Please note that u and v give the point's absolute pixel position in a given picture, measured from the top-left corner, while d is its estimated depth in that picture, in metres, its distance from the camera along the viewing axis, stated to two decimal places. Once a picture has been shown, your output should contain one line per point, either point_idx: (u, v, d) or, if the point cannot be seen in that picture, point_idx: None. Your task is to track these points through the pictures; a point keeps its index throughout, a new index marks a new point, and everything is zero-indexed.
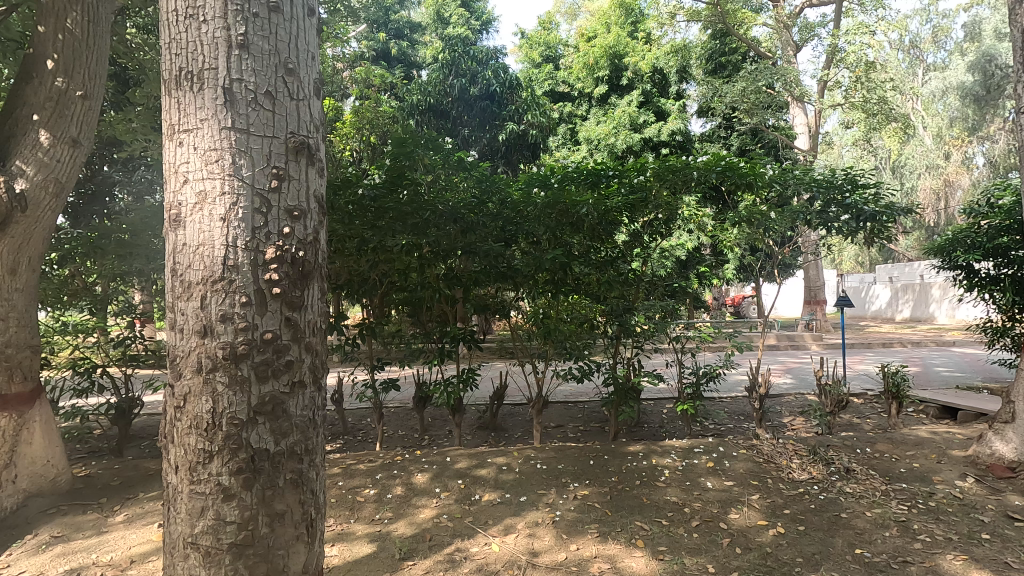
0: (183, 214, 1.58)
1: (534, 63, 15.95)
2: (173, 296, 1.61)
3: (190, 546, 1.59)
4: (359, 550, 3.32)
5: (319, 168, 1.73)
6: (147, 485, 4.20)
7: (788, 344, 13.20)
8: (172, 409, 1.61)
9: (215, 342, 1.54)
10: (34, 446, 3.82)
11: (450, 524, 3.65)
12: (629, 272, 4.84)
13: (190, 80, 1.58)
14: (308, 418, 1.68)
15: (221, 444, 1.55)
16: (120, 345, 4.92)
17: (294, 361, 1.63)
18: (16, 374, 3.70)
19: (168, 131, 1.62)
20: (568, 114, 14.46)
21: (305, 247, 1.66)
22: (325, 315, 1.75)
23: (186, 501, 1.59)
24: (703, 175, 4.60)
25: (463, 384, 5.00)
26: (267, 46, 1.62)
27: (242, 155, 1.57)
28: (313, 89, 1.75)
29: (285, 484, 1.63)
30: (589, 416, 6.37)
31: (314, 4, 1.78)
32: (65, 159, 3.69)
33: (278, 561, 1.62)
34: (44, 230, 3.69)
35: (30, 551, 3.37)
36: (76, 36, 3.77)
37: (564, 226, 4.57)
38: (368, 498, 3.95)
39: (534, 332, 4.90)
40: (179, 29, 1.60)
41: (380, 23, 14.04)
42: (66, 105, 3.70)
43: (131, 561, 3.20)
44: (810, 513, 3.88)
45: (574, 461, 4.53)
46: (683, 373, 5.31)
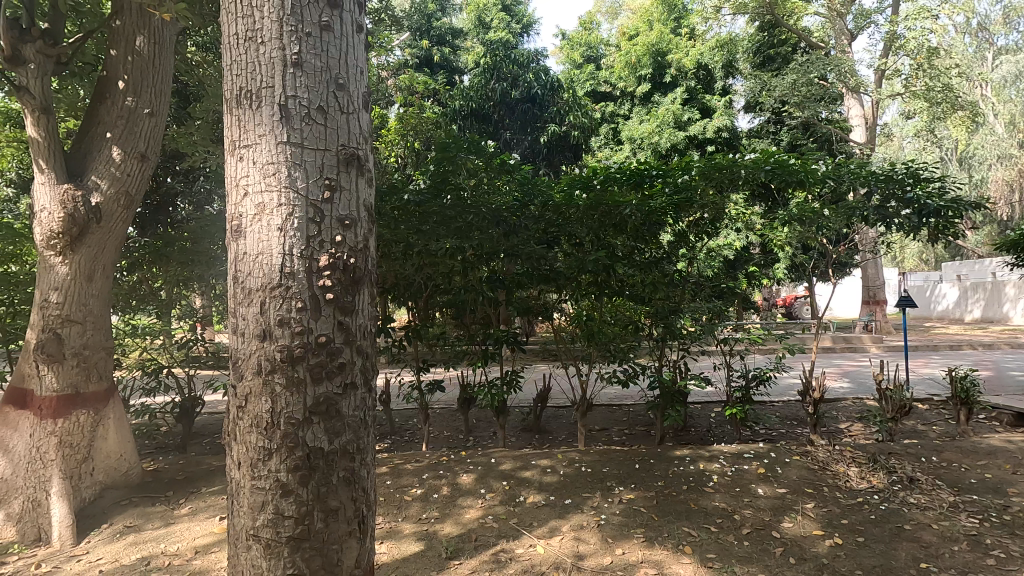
0: (243, 225, 1.67)
1: (575, 64, 15.99)
2: (235, 302, 1.70)
3: (252, 538, 1.67)
4: (407, 548, 3.40)
5: (368, 179, 1.80)
6: (209, 480, 4.42)
7: (845, 345, 12.64)
8: (235, 408, 1.69)
9: (274, 345, 1.63)
10: (109, 442, 4.08)
11: (496, 525, 3.69)
12: (675, 273, 4.76)
13: (249, 100, 1.68)
14: (359, 418, 1.75)
15: (280, 442, 1.63)
16: (183, 347, 5.25)
17: (346, 362, 1.70)
18: (93, 374, 3.96)
19: (230, 147, 1.72)
20: (610, 114, 14.38)
21: (356, 254, 1.72)
22: (376, 319, 1.82)
23: (248, 496, 1.67)
24: (751, 173, 4.52)
25: (507, 386, 5.06)
26: (320, 63, 1.70)
27: (297, 167, 1.65)
28: (363, 103, 1.81)
29: (339, 482, 1.70)
30: (634, 420, 6.28)
31: (363, 19, 1.84)
32: (134, 173, 3.97)
33: (332, 555, 1.69)
34: (117, 239, 3.98)
35: (107, 538, 3.63)
36: (143, 58, 4.02)
37: (607, 226, 4.53)
38: (415, 498, 4.03)
39: (577, 334, 4.90)
40: (240, 51, 1.69)
41: (422, 30, 13.97)
42: (135, 122, 3.97)
43: (195, 552, 3.39)
44: (869, 524, 3.72)
45: (619, 464, 4.50)
46: (732, 376, 5.21)
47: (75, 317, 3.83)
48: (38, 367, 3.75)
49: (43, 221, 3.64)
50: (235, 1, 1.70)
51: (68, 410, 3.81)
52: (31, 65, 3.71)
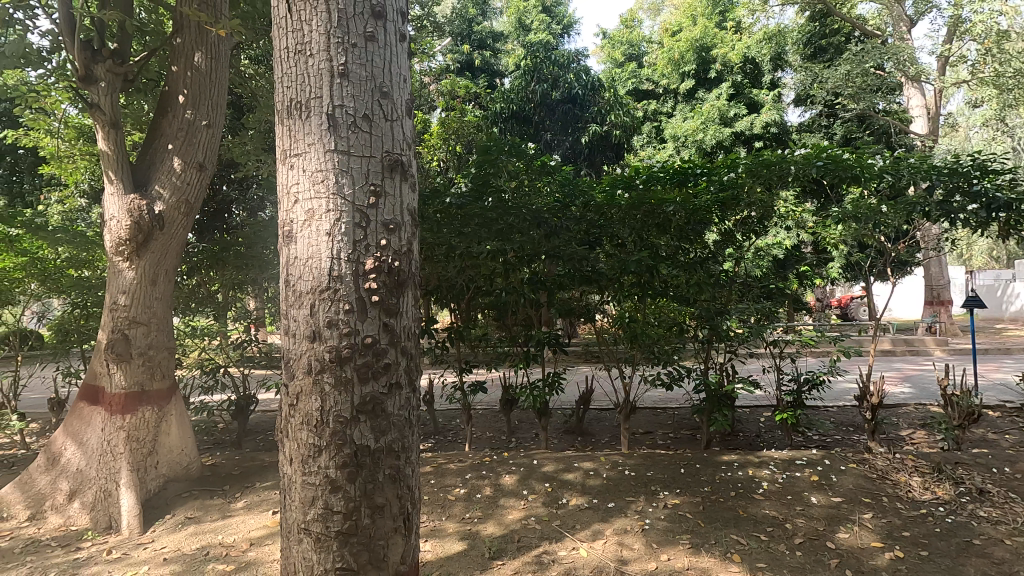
0: (294, 230, 1.74)
1: (617, 62, 15.86)
2: (286, 304, 1.76)
3: (303, 531, 1.73)
4: (451, 547, 3.45)
5: (411, 184, 1.84)
6: (263, 475, 4.57)
7: (906, 347, 12.00)
8: (287, 406, 1.76)
9: (323, 345, 1.68)
10: (172, 437, 4.30)
11: (538, 526, 3.69)
12: (721, 274, 4.66)
13: (299, 110, 1.74)
14: (404, 418, 1.79)
15: (329, 439, 1.69)
16: (239, 347, 5.47)
17: (391, 363, 1.74)
18: (157, 372, 4.19)
19: (281, 156, 1.79)
20: (653, 112, 14.21)
21: (400, 258, 1.77)
22: (419, 321, 1.86)
23: (299, 491, 1.74)
24: (802, 169, 4.37)
25: (549, 388, 5.05)
26: (365, 73, 1.75)
27: (344, 174, 1.71)
28: (406, 109, 1.86)
29: (385, 479, 1.74)
30: (679, 424, 6.16)
31: (406, 28, 1.89)
32: (194, 182, 4.18)
33: (378, 551, 1.74)
34: (178, 245, 4.20)
35: (170, 528, 3.85)
36: (201, 72, 4.23)
37: (650, 226, 4.50)
38: (458, 498, 4.08)
39: (620, 336, 4.85)
40: (290, 63, 1.76)
41: (463, 35, 14.07)
42: (194, 134, 4.18)
43: (250, 544, 3.54)
44: (934, 537, 3.52)
45: (664, 468, 4.42)
46: (783, 380, 5.03)
47: (141, 319, 4.07)
48: (108, 366, 4.01)
49: (113, 228, 3.91)
50: (285, 17, 1.77)
51: (134, 407, 4.06)
52: (102, 83, 3.98)
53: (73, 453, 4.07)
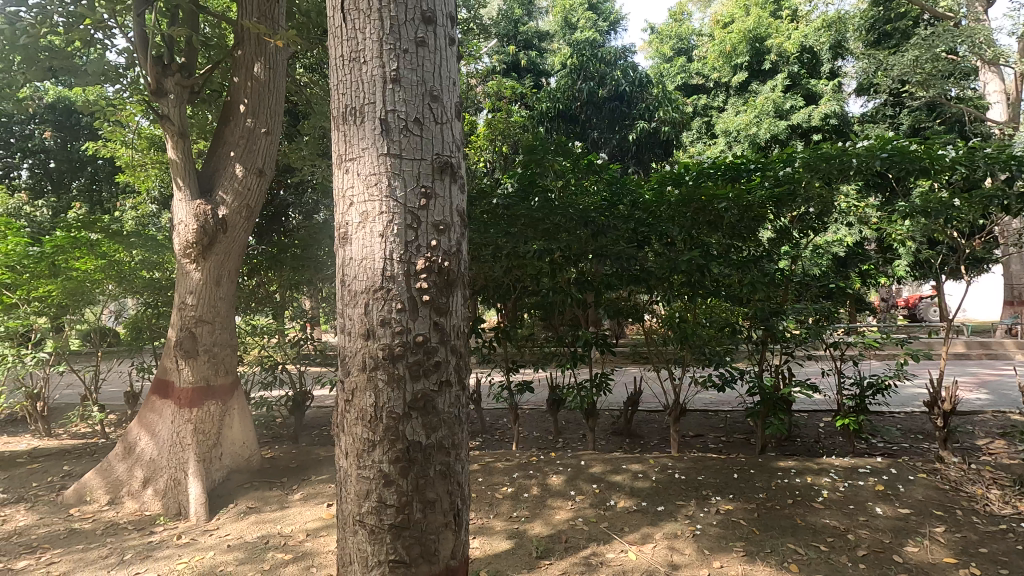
0: (349, 232, 1.79)
1: (666, 57, 15.57)
2: (342, 304, 1.82)
3: (358, 523, 1.78)
4: (499, 545, 3.48)
5: (461, 185, 1.87)
6: (318, 469, 4.74)
7: (983, 351, 11.20)
8: (342, 402, 1.81)
9: (377, 343, 1.73)
10: (235, 430, 4.53)
11: (586, 527, 3.67)
12: (777, 273, 4.48)
13: (353, 116, 1.79)
14: (454, 415, 1.82)
15: (383, 435, 1.73)
16: (295, 345, 5.70)
17: (441, 361, 1.78)
18: (220, 368, 4.42)
19: (337, 161, 1.85)
20: (703, 107, 13.92)
21: (450, 258, 1.80)
22: (469, 320, 1.89)
23: (355, 484, 1.78)
24: (865, 161, 4.14)
25: (597, 388, 5.01)
26: (416, 77, 1.79)
27: (396, 177, 1.75)
28: (455, 112, 1.89)
29: (436, 475, 1.78)
30: (732, 427, 5.99)
31: (455, 32, 1.92)
32: (254, 187, 4.39)
33: (430, 545, 1.78)
34: (239, 248, 4.41)
35: (233, 517, 4.05)
36: (260, 82, 4.43)
37: (701, 224, 4.39)
38: (506, 496, 4.11)
39: (670, 337, 4.76)
40: (345, 71, 1.82)
41: (509, 36, 14.13)
42: (254, 141, 4.39)
43: (306, 535, 3.69)
44: (1015, 555, 3.28)
45: (716, 472, 4.30)
46: (844, 384, 4.81)
47: (206, 318, 4.31)
48: (177, 362, 4.26)
49: (181, 232, 4.15)
50: (340, 26, 1.83)
51: (201, 401, 4.30)
52: (171, 96, 4.24)
53: (146, 442, 4.35)
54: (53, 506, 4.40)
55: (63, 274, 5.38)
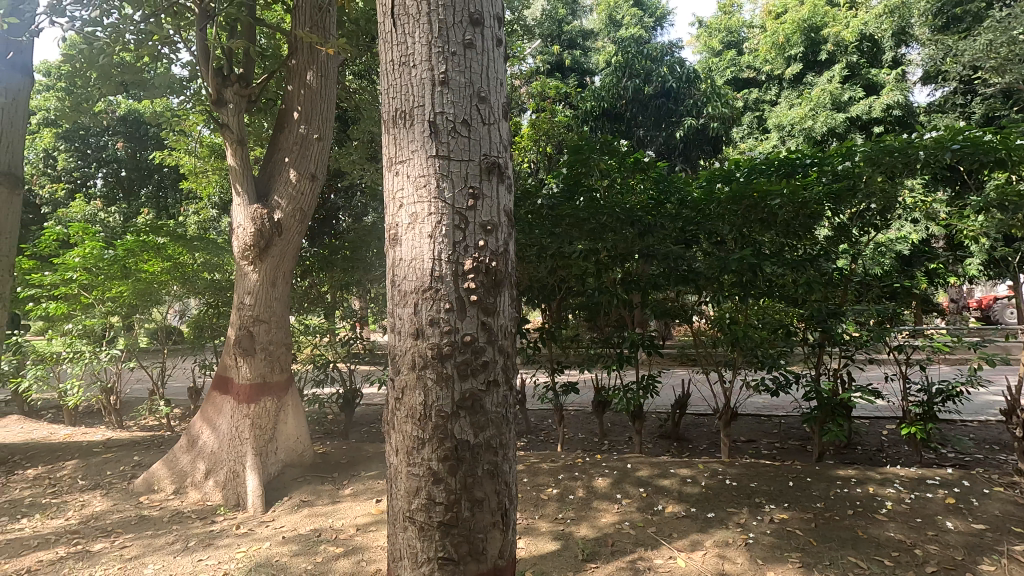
0: (399, 233, 1.81)
1: (714, 51, 15.19)
2: (392, 303, 1.84)
3: (408, 520, 1.80)
4: (544, 546, 3.47)
5: (508, 185, 1.88)
6: (368, 465, 4.86)
7: None
8: (393, 400, 1.83)
9: (426, 343, 1.75)
10: (289, 425, 4.70)
11: (633, 531, 3.61)
12: (835, 273, 4.32)
13: (403, 119, 1.82)
14: (501, 415, 1.83)
15: (431, 433, 1.75)
16: (346, 344, 5.86)
17: (489, 361, 1.79)
18: (276, 366, 4.60)
19: (387, 164, 1.88)
20: (754, 101, 13.46)
21: (498, 258, 1.80)
22: (516, 320, 1.89)
23: (404, 481, 1.81)
24: (933, 154, 3.88)
25: (644, 390, 4.92)
26: (464, 79, 1.80)
27: (444, 178, 1.77)
28: (502, 113, 1.90)
29: (484, 474, 1.79)
30: (787, 433, 5.77)
31: (502, 33, 1.93)
32: (307, 191, 4.54)
33: (478, 544, 1.79)
34: (293, 250, 4.58)
35: (288, 509, 4.21)
36: (313, 90, 4.58)
37: (753, 222, 4.25)
38: (551, 497, 4.09)
39: (720, 338, 4.63)
40: (394, 75, 1.85)
41: (553, 35, 14.15)
42: (307, 147, 4.54)
43: (357, 529, 3.79)
44: None
45: (770, 479, 4.15)
46: (909, 390, 4.57)
47: (263, 317, 4.49)
48: (236, 359, 4.47)
49: (240, 235, 4.35)
50: (389, 31, 1.87)
51: (258, 397, 4.49)
52: (230, 105, 4.44)
53: (208, 436, 4.58)
54: (125, 493, 4.69)
55: (134, 275, 5.73)
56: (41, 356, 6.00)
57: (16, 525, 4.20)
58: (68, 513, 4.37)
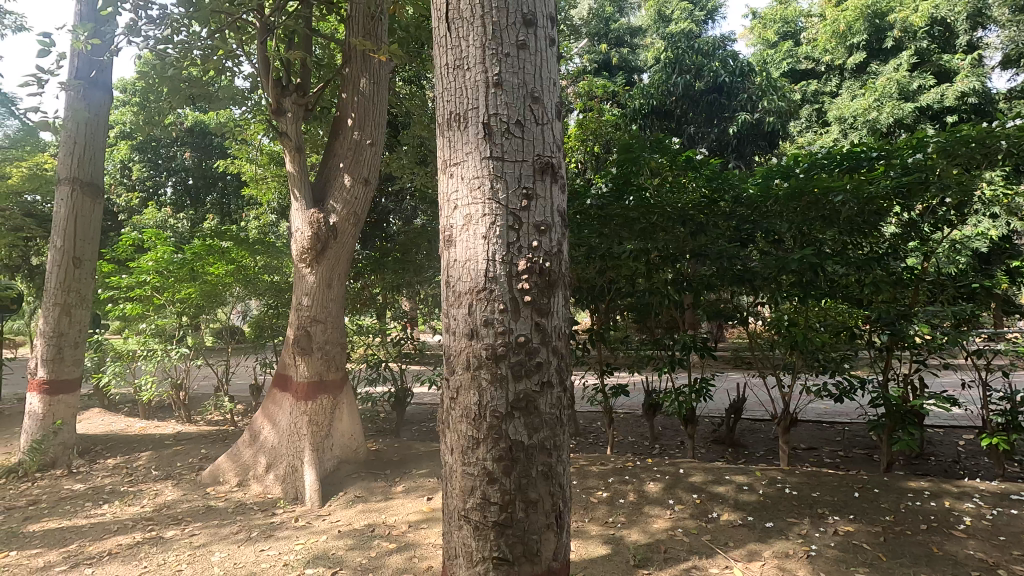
0: (453, 234, 1.83)
1: (769, 43, 14.69)
2: (446, 304, 1.86)
3: (463, 519, 1.82)
4: (595, 550, 3.43)
5: (562, 186, 1.87)
6: (419, 463, 4.94)
7: None
8: (448, 399, 1.85)
9: (480, 343, 1.76)
10: (344, 423, 4.84)
11: (686, 539, 3.52)
12: (905, 272, 4.08)
13: (457, 121, 1.84)
14: (556, 416, 1.82)
15: (486, 433, 1.76)
16: (397, 344, 5.98)
17: (543, 362, 1.78)
18: (332, 364, 4.75)
19: (442, 166, 1.90)
20: (813, 93, 12.87)
21: (551, 258, 1.80)
22: (570, 321, 1.88)
23: (459, 480, 1.82)
24: (1016, 142, 3.66)
25: (697, 394, 4.76)
26: (517, 80, 1.81)
27: (498, 179, 1.78)
28: (555, 113, 1.89)
29: (538, 475, 1.79)
30: (851, 441, 5.48)
31: (555, 33, 1.92)
32: (361, 196, 4.68)
33: (533, 545, 1.79)
34: (348, 252, 4.72)
35: (343, 504, 4.34)
36: (366, 96, 4.71)
37: (814, 219, 4.07)
38: (601, 500, 4.03)
39: (777, 341, 4.45)
40: (449, 78, 1.87)
41: (601, 34, 14.06)
42: (361, 152, 4.67)
43: (409, 526, 3.86)
44: None
45: (833, 490, 3.95)
46: (990, 399, 4.22)
47: (319, 318, 4.65)
48: (295, 358, 4.64)
49: (298, 239, 4.52)
50: (444, 35, 1.89)
51: (315, 394, 4.65)
52: (289, 114, 4.63)
53: (268, 431, 4.78)
54: (193, 484, 4.96)
55: (200, 278, 6.08)
56: (119, 354, 6.42)
57: (98, 510, 4.51)
58: (143, 501, 4.66)
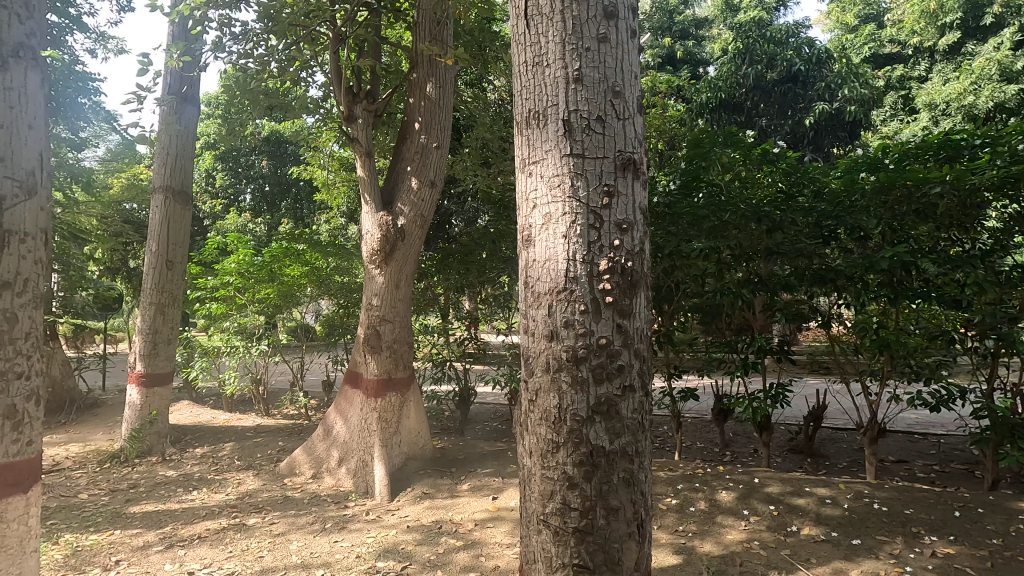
0: (532, 234, 1.80)
1: (849, 28, 13.83)
2: (525, 305, 1.84)
3: (542, 523, 1.79)
4: (666, 559, 3.31)
5: (643, 182, 1.81)
6: (483, 462, 4.97)
7: None
8: (526, 401, 1.83)
9: (561, 344, 1.73)
10: (412, 420, 4.94)
11: (764, 552, 3.33)
12: (1011, 271, 3.72)
13: (537, 119, 1.81)
14: (638, 421, 1.76)
15: (566, 437, 1.73)
16: (460, 344, 6.12)
17: (625, 365, 1.73)
18: (400, 362, 4.87)
19: (520, 165, 1.88)
20: (898, 79, 12.00)
21: (633, 258, 1.75)
22: (652, 323, 1.81)
23: (538, 483, 1.80)
24: None
25: (772, 400, 4.52)
26: (598, 75, 1.77)
27: (579, 176, 1.74)
28: (637, 107, 1.83)
29: (619, 482, 1.73)
30: (947, 455, 5.04)
31: (636, 24, 1.87)
32: (427, 198, 4.77)
33: (614, 554, 1.73)
34: (415, 253, 4.82)
35: (411, 500, 4.44)
36: (432, 100, 4.79)
37: (906, 214, 3.76)
38: (671, 508, 3.90)
39: (863, 345, 4.15)
40: (527, 76, 1.85)
41: (664, 28, 13.75)
42: (428, 155, 4.77)
43: (475, 525, 3.89)
44: None
45: (929, 507, 3.64)
46: None
47: (388, 317, 4.77)
48: (365, 356, 4.79)
49: (368, 241, 4.66)
50: (523, 33, 1.87)
51: (384, 392, 4.77)
52: (359, 121, 4.80)
53: (341, 427, 4.95)
54: (272, 475, 5.23)
55: (278, 279, 6.44)
56: (205, 350, 6.87)
57: (188, 496, 4.83)
58: (228, 489, 4.95)
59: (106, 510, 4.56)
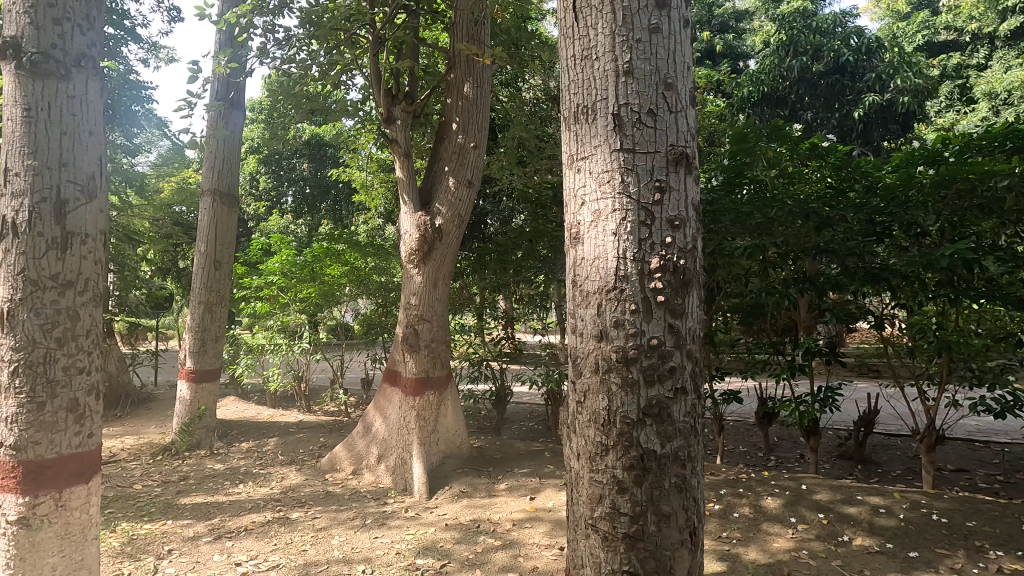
0: (581, 232, 1.77)
1: (900, 15, 13.24)
2: (573, 304, 1.80)
3: (590, 527, 1.76)
4: (709, 566, 3.21)
5: (696, 177, 1.75)
6: (520, 462, 4.95)
7: None
8: (574, 403, 1.80)
9: (611, 345, 1.69)
10: (449, 419, 4.97)
11: (813, 562, 3.20)
12: None
13: (585, 114, 1.78)
14: (689, 425, 1.70)
15: (616, 440, 1.69)
16: (497, 343, 6.12)
17: (676, 366, 1.68)
18: (438, 361, 4.91)
19: (568, 161, 1.84)
20: (955, 67, 11.41)
21: (686, 255, 1.69)
22: (705, 323, 1.75)
23: (586, 487, 1.76)
24: None
25: (821, 404, 4.34)
26: (649, 67, 1.72)
27: (630, 172, 1.70)
28: (689, 100, 1.78)
29: (671, 487, 1.68)
30: (1012, 465, 4.74)
31: (688, 14, 1.81)
32: (465, 197, 4.78)
33: (665, 561, 1.68)
34: (453, 253, 4.84)
35: (449, 499, 4.46)
36: (470, 100, 4.80)
37: (968, 209, 3.53)
38: (714, 513, 3.79)
39: (919, 348, 3.95)
40: (575, 70, 1.82)
41: (703, 22, 13.46)
42: (465, 155, 4.78)
43: (513, 525, 3.87)
44: None
45: (994, 520, 3.43)
46: None
47: (426, 317, 4.81)
48: (403, 355, 4.83)
49: (407, 241, 4.70)
50: (571, 26, 1.84)
51: (422, 390, 4.81)
52: (398, 122, 4.85)
53: (380, 424, 5.00)
54: (314, 470, 5.34)
55: (319, 278, 6.58)
56: (250, 348, 7.08)
57: (235, 489, 4.98)
58: (272, 483, 5.09)
59: (158, 501, 4.75)
